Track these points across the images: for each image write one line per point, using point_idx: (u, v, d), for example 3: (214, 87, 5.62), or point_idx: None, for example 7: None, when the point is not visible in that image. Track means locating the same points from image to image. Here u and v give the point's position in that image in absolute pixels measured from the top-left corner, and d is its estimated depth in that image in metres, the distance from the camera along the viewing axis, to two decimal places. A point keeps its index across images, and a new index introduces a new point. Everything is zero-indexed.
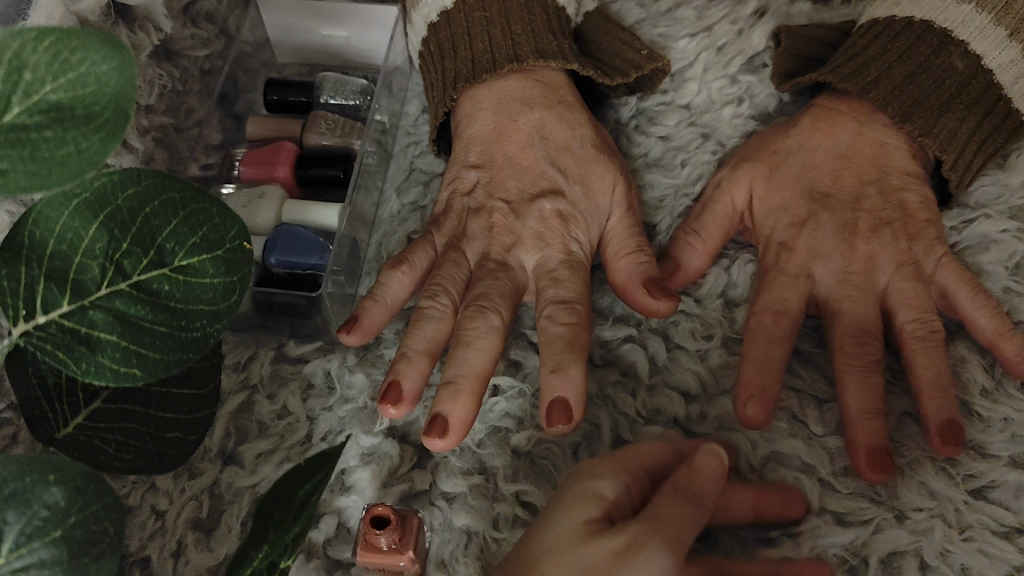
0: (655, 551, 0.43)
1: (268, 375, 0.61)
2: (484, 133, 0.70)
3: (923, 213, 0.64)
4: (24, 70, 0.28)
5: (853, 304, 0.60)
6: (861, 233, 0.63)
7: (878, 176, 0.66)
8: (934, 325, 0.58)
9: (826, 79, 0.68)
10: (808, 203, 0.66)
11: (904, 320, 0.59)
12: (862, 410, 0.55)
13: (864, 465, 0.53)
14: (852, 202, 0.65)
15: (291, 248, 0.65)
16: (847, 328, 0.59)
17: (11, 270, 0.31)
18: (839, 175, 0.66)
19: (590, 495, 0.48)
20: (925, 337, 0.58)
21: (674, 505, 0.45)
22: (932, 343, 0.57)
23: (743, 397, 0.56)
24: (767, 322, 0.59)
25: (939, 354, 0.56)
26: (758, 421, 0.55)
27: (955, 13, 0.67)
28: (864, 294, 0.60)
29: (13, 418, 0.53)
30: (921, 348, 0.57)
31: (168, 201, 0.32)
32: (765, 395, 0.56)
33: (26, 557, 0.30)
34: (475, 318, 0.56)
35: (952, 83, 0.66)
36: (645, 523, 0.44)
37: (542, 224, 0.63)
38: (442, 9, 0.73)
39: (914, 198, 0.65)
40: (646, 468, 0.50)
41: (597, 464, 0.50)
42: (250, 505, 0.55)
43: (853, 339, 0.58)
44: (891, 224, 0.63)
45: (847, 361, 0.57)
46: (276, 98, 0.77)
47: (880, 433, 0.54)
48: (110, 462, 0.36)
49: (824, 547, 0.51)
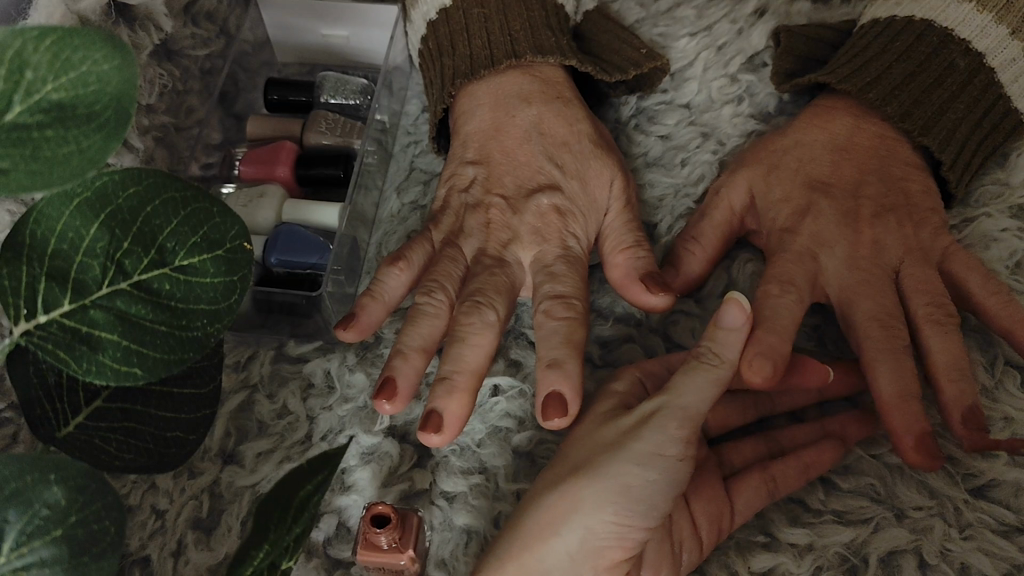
0: (661, 420, 0.48)
1: (268, 374, 0.61)
2: (482, 129, 0.69)
3: (928, 203, 0.64)
4: (25, 69, 0.28)
5: (859, 293, 0.59)
6: (863, 219, 0.63)
7: (881, 168, 0.66)
8: (950, 309, 0.58)
9: (825, 80, 0.68)
10: (808, 191, 0.65)
11: (917, 304, 0.58)
12: (898, 393, 0.54)
13: (909, 450, 0.52)
14: (855, 191, 0.65)
15: (290, 248, 0.65)
16: (868, 316, 0.58)
17: (12, 271, 0.31)
18: (841, 168, 0.66)
19: (610, 394, 0.55)
20: (941, 320, 0.57)
21: (690, 376, 0.50)
22: (944, 329, 0.56)
23: (748, 354, 0.52)
24: (771, 290, 0.58)
25: (957, 336, 0.56)
26: (766, 376, 0.51)
27: (957, 12, 0.67)
28: (881, 281, 0.59)
29: (13, 418, 0.54)
30: (937, 332, 0.56)
31: (169, 201, 0.32)
32: (774, 354, 0.53)
33: (28, 556, 0.30)
34: (471, 314, 0.56)
35: (953, 82, 0.66)
36: (661, 399, 0.50)
37: (539, 219, 0.63)
38: (441, 7, 0.73)
39: (917, 188, 0.65)
40: (667, 368, 0.57)
41: (617, 374, 0.57)
42: (250, 505, 0.55)
43: (878, 323, 0.57)
44: (893, 211, 0.63)
45: (875, 347, 0.56)
46: (276, 97, 0.77)
47: (919, 416, 0.53)
48: (111, 462, 0.36)
49: (822, 545, 0.52)
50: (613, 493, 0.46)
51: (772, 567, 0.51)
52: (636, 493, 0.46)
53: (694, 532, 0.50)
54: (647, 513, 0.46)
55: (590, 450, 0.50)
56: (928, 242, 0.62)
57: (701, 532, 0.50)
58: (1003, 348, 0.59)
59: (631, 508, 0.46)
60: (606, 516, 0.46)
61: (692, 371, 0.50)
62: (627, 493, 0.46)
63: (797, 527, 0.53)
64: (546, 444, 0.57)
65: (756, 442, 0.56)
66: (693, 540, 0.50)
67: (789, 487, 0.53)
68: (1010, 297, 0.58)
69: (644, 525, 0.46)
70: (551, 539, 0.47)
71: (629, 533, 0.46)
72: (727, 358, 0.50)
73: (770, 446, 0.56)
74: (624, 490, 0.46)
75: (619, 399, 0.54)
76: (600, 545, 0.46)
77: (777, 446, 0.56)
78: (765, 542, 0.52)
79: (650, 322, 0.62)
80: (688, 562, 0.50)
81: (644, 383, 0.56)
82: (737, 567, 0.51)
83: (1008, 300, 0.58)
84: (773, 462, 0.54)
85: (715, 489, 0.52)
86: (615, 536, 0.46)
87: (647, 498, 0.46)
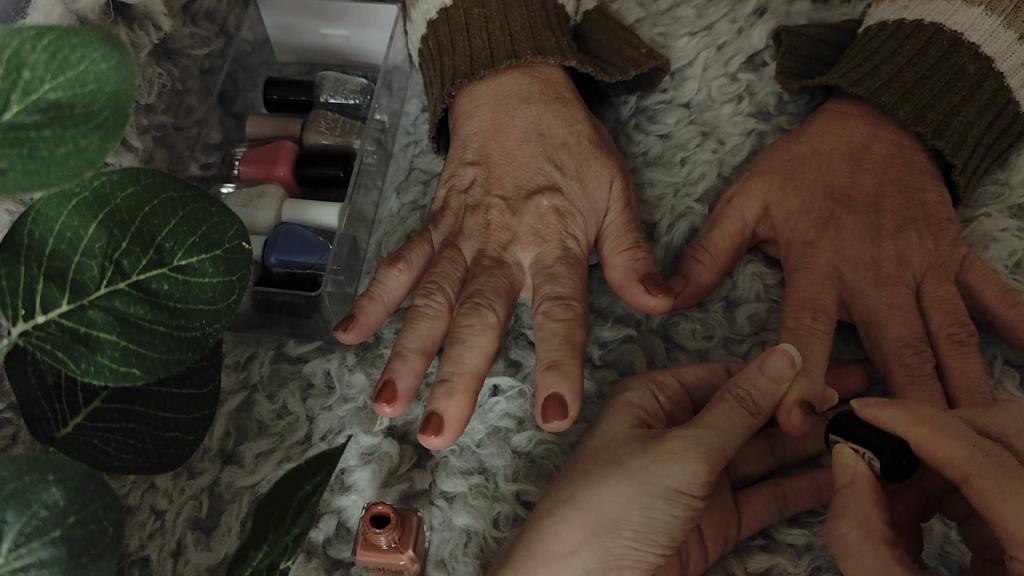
0: (693, 455, 0.46)
1: (268, 374, 0.61)
2: (483, 130, 0.69)
3: (943, 212, 0.64)
4: (23, 68, 0.28)
5: (891, 318, 0.58)
6: (886, 232, 0.62)
7: (892, 174, 0.65)
8: (969, 327, 0.57)
9: (837, 82, 0.68)
10: (827, 202, 0.64)
11: (940, 323, 0.58)
12: None
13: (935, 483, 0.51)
14: (873, 204, 0.64)
15: (290, 248, 0.65)
16: (898, 341, 0.57)
17: (10, 270, 0.31)
18: (860, 179, 0.66)
19: (625, 405, 0.54)
20: (963, 342, 0.57)
21: (726, 414, 0.48)
22: (969, 351, 0.56)
23: (787, 403, 0.50)
24: (798, 317, 0.58)
25: (977, 360, 0.56)
26: (801, 430, 0.50)
27: (965, 16, 0.67)
28: (906, 300, 0.59)
29: (12, 418, 0.54)
30: (957, 352, 0.56)
31: (169, 200, 0.32)
32: (808, 400, 0.51)
33: (26, 557, 0.29)
34: (470, 315, 0.56)
35: (963, 87, 0.66)
36: (692, 429, 0.47)
37: (538, 220, 0.63)
38: (442, 7, 0.73)
39: (933, 198, 0.64)
40: (681, 381, 0.56)
41: (627, 383, 0.56)
42: (250, 505, 0.55)
43: (911, 347, 0.56)
44: (915, 222, 0.63)
45: (902, 371, 0.56)
46: (275, 97, 0.77)
47: None
48: (110, 463, 0.35)
49: (822, 545, 0.52)
50: (634, 523, 0.46)
51: (769, 567, 0.52)
52: (655, 525, 0.46)
53: (698, 538, 0.50)
54: (664, 542, 0.46)
55: (603, 464, 0.49)
56: (931, 245, 0.61)
57: (707, 543, 0.50)
58: (1002, 348, 0.60)
59: (649, 535, 0.46)
60: (624, 540, 0.46)
61: (722, 407, 0.48)
62: (648, 525, 0.46)
63: (796, 526, 0.53)
64: (546, 444, 0.57)
65: (759, 446, 0.56)
66: (699, 552, 0.50)
67: (799, 505, 0.53)
68: (1014, 300, 0.58)
69: (660, 549, 0.47)
70: (567, 560, 0.46)
71: (645, 556, 0.46)
72: (763, 408, 0.48)
73: (773, 446, 0.56)
74: (644, 522, 0.46)
75: (637, 413, 0.53)
76: (617, 564, 0.46)
77: (778, 449, 0.56)
78: (764, 543, 0.53)
79: (651, 323, 0.62)
80: (693, 568, 0.50)
81: (657, 395, 0.55)
82: (738, 568, 0.52)
83: (1011, 302, 0.58)
84: (785, 480, 0.54)
85: (723, 500, 0.52)
86: (632, 556, 0.46)
87: (666, 530, 0.46)
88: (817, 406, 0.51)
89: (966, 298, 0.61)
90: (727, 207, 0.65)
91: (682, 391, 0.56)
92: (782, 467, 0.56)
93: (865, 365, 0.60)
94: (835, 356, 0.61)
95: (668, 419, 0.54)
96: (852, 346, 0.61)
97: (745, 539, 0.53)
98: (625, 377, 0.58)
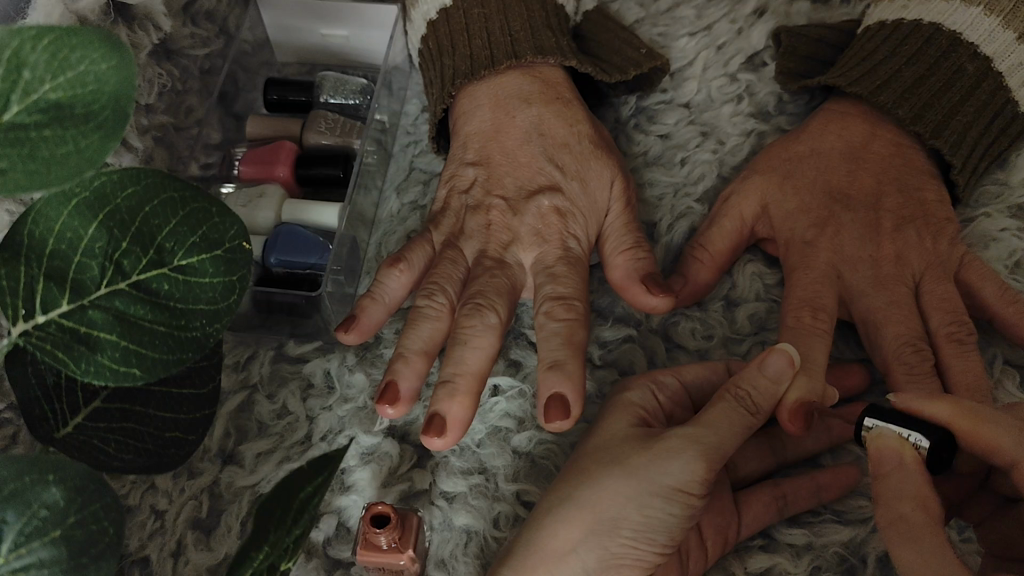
0: (692, 454, 0.46)
1: (268, 374, 0.61)
2: (483, 130, 0.69)
3: (942, 211, 0.64)
4: (23, 69, 0.28)
5: (890, 317, 0.58)
6: (886, 231, 0.62)
7: (895, 176, 0.65)
8: (968, 327, 0.58)
9: (836, 82, 0.68)
10: (827, 202, 0.64)
11: (939, 322, 0.58)
12: None
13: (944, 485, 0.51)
14: (872, 203, 0.64)
15: (290, 249, 0.65)
16: (898, 340, 0.57)
17: (11, 271, 0.31)
18: (860, 179, 0.65)
19: (626, 405, 0.54)
20: (963, 341, 0.57)
21: (726, 413, 0.48)
22: (969, 350, 0.56)
23: (790, 407, 0.50)
24: (800, 318, 0.58)
25: (977, 360, 0.56)
26: (800, 433, 0.50)
27: (964, 16, 0.67)
28: (906, 299, 0.59)
29: (13, 418, 0.54)
30: (956, 352, 0.56)
31: (169, 200, 0.32)
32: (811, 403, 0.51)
33: (26, 557, 0.29)
34: (472, 317, 0.56)
35: (962, 86, 0.66)
36: (692, 429, 0.47)
37: (539, 220, 0.63)
38: (442, 7, 0.73)
39: (933, 197, 0.64)
40: (681, 381, 0.56)
41: (628, 383, 0.56)
42: (250, 505, 0.55)
43: (911, 346, 0.56)
44: (914, 221, 0.63)
45: (903, 370, 0.56)
46: (275, 97, 0.77)
47: None
48: (110, 463, 0.35)
49: (821, 544, 0.52)
50: (633, 523, 0.46)
51: (769, 567, 0.52)
52: (655, 524, 0.46)
53: (699, 537, 0.50)
54: (663, 541, 0.46)
55: (602, 463, 0.49)
56: (932, 247, 0.61)
57: (707, 543, 0.51)
58: (1002, 348, 0.59)
59: (649, 534, 0.46)
60: (622, 539, 0.46)
61: (722, 407, 0.48)
62: (647, 524, 0.46)
63: (796, 526, 0.53)
64: (546, 445, 0.57)
65: (759, 446, 0.56)
66: (699, 551, 0.50)
67: (799, 506, 0.53)
68: (1016, 300, 0.58)
69: (659, 548, 0.47)
70: (567, 558, 0.47)
71: (644, 555, 0.47)
72: (762, 407, 0.48)
73: (773, 446, 0.56)
74: (644, 521, 0.46)
75: (637, 412, 0.53)
76: (615, 563, 0.47)
77: (779, 448, 0.56)
78: (764, 543, 0.53)
79: (651, 323, 0.62)
80: (693, 567, 0.50)
81: (658, 396, 0.55)
82: (738, 568, 0.52)
83: (1012, 300, 0.58)
84: (786, 480, 0.54)
85: (724, 499, 0.52)
86: (631, 555, 0.46)
87: (665, 530, 0.46)
88: (818, 408, 0.51)
89: (965, 298, 0.61)
90: (727, 207, 0.65)
91: (682, 391, 0.56)
92: (782, 467, 0.56)
93: (866, 365, 0.60)
94: (836, 356, 0.61)
95: (668, 420, 0.54)
96: (853, 346, 0.61)
97: (745, 539, 0.53)
98: (625, 377, 0.59)
